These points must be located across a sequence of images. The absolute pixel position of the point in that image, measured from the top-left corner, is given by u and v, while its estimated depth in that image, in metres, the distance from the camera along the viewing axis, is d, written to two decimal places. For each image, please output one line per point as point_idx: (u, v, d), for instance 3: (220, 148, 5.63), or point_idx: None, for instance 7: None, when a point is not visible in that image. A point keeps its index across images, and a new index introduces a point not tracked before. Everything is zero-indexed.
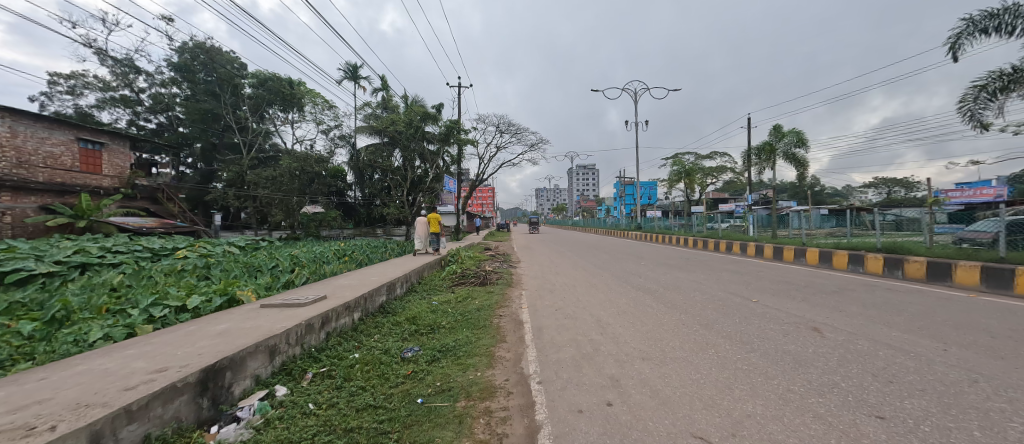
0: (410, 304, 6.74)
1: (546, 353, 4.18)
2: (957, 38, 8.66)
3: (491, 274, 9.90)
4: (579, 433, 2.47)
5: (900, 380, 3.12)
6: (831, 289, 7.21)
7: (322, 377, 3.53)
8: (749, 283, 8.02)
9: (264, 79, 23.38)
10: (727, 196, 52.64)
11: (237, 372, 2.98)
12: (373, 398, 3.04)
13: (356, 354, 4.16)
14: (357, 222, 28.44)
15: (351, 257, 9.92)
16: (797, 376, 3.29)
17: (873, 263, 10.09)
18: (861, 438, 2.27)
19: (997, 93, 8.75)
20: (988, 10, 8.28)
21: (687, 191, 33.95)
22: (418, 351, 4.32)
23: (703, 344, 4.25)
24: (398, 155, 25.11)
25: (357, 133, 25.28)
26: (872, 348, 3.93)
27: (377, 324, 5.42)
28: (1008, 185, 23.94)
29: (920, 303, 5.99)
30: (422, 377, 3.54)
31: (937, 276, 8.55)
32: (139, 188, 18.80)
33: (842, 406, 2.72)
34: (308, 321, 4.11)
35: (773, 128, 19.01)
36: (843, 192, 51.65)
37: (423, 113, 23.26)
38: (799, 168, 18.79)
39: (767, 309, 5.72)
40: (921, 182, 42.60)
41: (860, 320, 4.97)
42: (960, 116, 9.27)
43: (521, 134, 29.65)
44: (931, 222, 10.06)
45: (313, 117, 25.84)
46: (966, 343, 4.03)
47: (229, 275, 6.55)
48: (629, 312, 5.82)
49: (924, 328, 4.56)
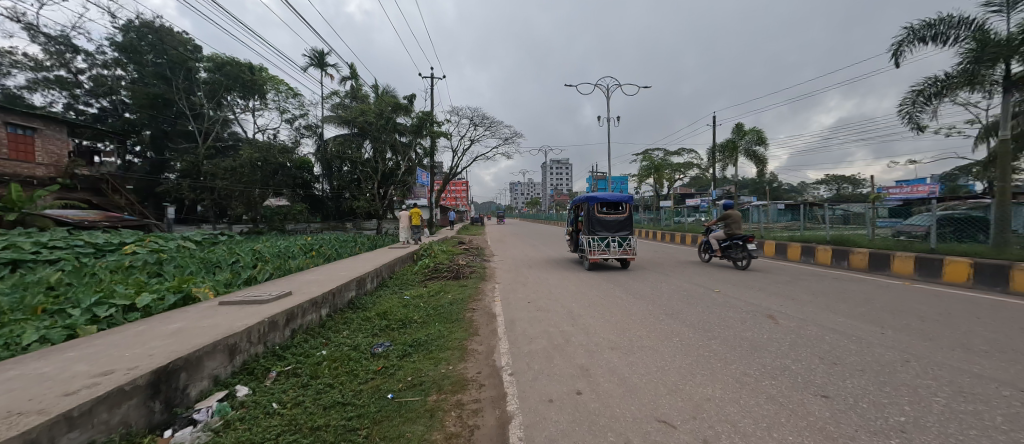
0: (381, 299, 6.63)
1: (518, 345, 4.21)
2: (901, 45, 9.35)
3: (464, 267, 9.83)
4: (550, 422, 2.51)
5: (843, 362, 3.38)
6: (786, 279, 7.68)
7: (287, 375, 3.40)
8: (712, 274, 8.41)
9: (222, 63, 22.31)
10: (694, 192, 54.86)
11: (194, 373, 2.83)
12: (341, 395, 2.97)
13: (323, 351, 4.03)
14: (325, 217, 27.15)
15: (319, 252, 9.63)
16: (753, 361, 3.49)
17: (823, 255, 10.81)
18: (807, 415, 2.46)
19: (932, 98, 9.54)
20: (926, 20, 8.99)
21: (656, 187, 35.06)
22: (389, 346, 4.25)
23: (668, 332, 4.44)
24: (368, 146, 24.60)
25: (324, 123, 24.23)
26: (820, 333, 4.22)
27: (346, 320, 5.28)
28: (939, 184, 26.62)
29: (864, 291, 6.46)
30: (393, 372, 3.49)
31: (877, 266, 9.28)
32: (80, 178, 17.24)
33: (792, 387, 2.91)
34: (271, 318, 3.95)
35: (736, 126, 19.93)
36: (798, 188, 55.10)
37: (393, 104, 23.22)
38: (759, 165, 19.84)
39: (727, 298, 6.04)
40: (865, 180, 46.38)
41: (809, 307, 5.34)
42: (900, 118, 10.07)
43: (495, 128, 29.65)
44: (874, 218, 10.67)
45: (276, 105, 24.97)
46: (901, 327, 4.39)
47: (184, 271, 6.17)
48: (600, 303, 5.98)
49: (866, 314, 4.95)
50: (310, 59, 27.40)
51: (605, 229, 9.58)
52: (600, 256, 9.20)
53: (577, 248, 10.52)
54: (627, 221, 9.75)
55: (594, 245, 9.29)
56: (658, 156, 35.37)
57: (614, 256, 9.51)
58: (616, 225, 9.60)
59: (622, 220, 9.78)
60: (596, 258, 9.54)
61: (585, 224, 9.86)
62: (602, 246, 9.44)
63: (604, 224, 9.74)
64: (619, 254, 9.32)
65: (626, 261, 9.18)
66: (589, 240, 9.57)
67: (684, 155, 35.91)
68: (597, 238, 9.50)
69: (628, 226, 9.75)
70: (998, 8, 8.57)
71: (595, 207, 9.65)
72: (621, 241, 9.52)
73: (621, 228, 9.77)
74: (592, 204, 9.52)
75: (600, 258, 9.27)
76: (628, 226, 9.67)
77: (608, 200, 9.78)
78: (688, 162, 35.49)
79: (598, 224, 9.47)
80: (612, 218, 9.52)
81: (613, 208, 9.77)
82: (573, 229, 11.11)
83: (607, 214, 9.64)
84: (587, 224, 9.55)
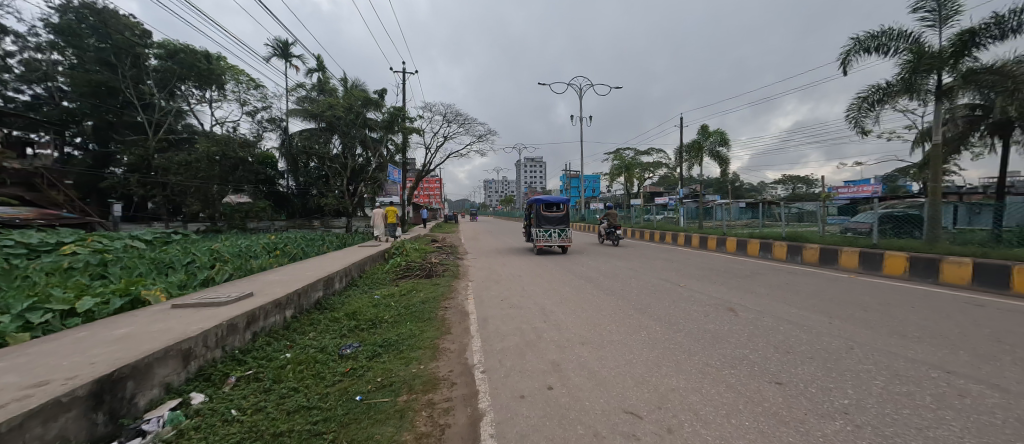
0: (350, 299, 6.45)
1: (490, 342, 4.22)
2: (848, 55, 10.02)
3: (437, 265, 9.70)
4: (521, 418, 2.53)
5: (795, 350, 3.61)
6: (746, 274, 8.10)
7: (248, 380, 3.25)
8: (679, 269, 8.74)
9: (174, 50, 20.89)
10: (663, 191, 56.75)
11: (142, 381, 2.64)
12: (306, 399, 2.87)
13: (287, 354, 3.88)
14: (290, 214, 26.03)
15: (283, 251, 9.25)
16: (714, 351, 3.67)
17: (779, 250, 11.46)
18: (762, 402, 2.61)
19: (875, 104, 10.29)
20: (871, 32, 9.66)
21: (626, 186, 36.00)
22: (358, 347, 4.15)
23: (636, 326, 4.59)
24: (336, 141, 23.84)
25: (289, 116, 23.19)
26: (775, 324, 4.49)
27: (313, 321, 5.11)
28: (882, 185, 28.94)
29: (815, 284, 6.92)
30: (362, 374, 3.41)
31: (828, 260, 9.94)
32: (8, 173, 15.62)
33: (749, 375, 3.08)
34: (230, 321, 3.76)
35: (701, 127, 20.73)
36: (758, 188, 58.12)
37: (363, 98, 22.60)
38: (722, 165, 20.76)
39: (692, 292, 6.30)
40: (817, 180, 49.57)
41: (766, 300, 5.66)
42: (848, 123, 10.79)
43: (469, 125, 29.45)
44: (825, 215, 11.45)
45: (235, 96, 23.70)
46: (847, 317, 4.73)
47: (133, 273, 5.75)
48: (571, 299, 6.09)
49: (816, 305, 5.31)
50: (273, 49, 26.15)
51: (549, 223, 12.61)
52: (545, 244, 12.29)
53: (529, 238, 13.62)
54: (564, 217, 12.90)
55: (541, 236, 12.37)
56: (629, 155, 36.33)
57: (556, 243, 12.66)
58: (556, 220, 12.70)
59: (562, 216, 12.95)
60: (542, 245, 12.66)
61: (534, 220, 12.88)
62: (546, 237, 12.53)
63: (548, 220, 12.82)
64: (558, 242, 12.48)
65: (563, 247, 12.32)
66: (536, 232, 12.64)
67: (654, 154, 36.97)
68: (542, 230, 12.63)
69: (566, 221, 12.90)
70: (931, 23, 9.37)
71: (542, 207, 12.61)
72: (560, 233, 12.68)
73: (561, 222, 12.90)
74: (537, 204, 12.50)
75: (544, 246, 12.33)
76: (564, 220, 12.88)
77: (551, 201, 12.85)
78: (657, 162, 36.66)
79: (543, 220, 12.50)
80: (554, 215, 12.57)
81: (555, 207, 12.78)
82: (527, 223, 14.12)
83: (550, 212, 12.70)
84: (535, 220, 12.56)
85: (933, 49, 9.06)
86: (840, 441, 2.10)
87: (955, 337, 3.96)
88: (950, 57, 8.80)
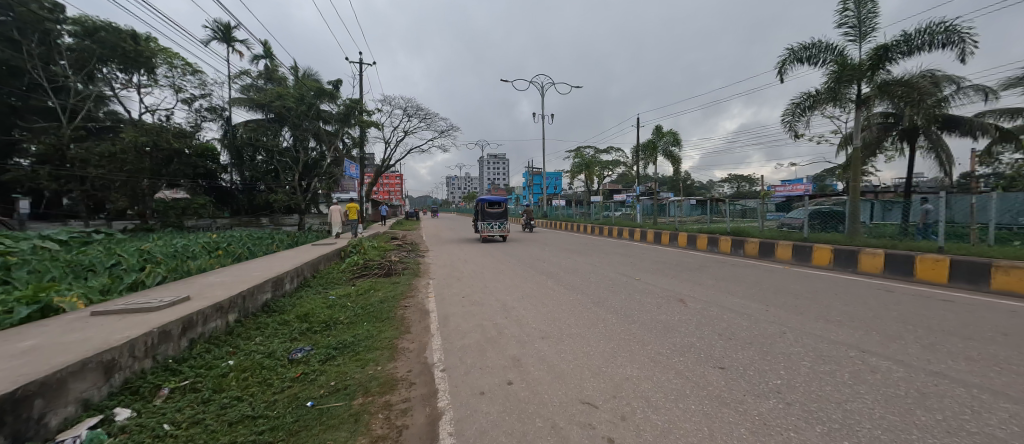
0: (302, 300, 6.11)
1: (451, 340, 4.18)
2: (784, 64, 10.91)
3: (396, 264, 9.46)
4: (480, 414, 2.53)
5: (736, 337, 3.90)
6: (696, 267, 8.60)
7: (183, 392, 2.99)
8: (635, 263, 9.12)
9: (93, 28, 18.73)
10: (621, 188, 58.89)
11: (52, 400, 2.34)
12: (251, 408, 2.70)
13: (230, 361, 3.62)
14: (235, 211, 24.16)
15: (226, 251, 8.60)
16: (665, 340, 3.87)
17: (724, 244, 12.25)
18: (707, 386, 2.79)
19: (806, 110, 11.29)
20: (804, 44, 10.57)
21: (587, 183, 36.93)
22: (309, 350, 3.96)
23: (594, 319, 4.73)
24: (287, 134, 22.67)
25: (232, 106, 21.50)
26: (719, 313, 4.81)
27: (259, 325, 4.80)
28: (813, 184, 31.84)
29: (754, 275, 7.49)
30: (314, 379, 3.25)
31: (766, 252, 10.77)
32: None
33: (696, 361, 3.28)
34: (162, 328, 3.43)
35: (656, 128, 21.70)
36: (707, 186, 61.88)
37: (316, 89, 21.54)
38: (675, 164, 21.88)
39: (646, 285, 6.60)
40: (758, 179, 53.61)
41: (712, 290, 6.06)
42: (784, 126, 11.74)
43: (430, 119, 28.89)
44: (764, 212, 12.44)
45: (169, 82, 21.63)
46: (781, 304, 5.18)
47: (42, 278, 5.08)
48: (532, 295, 6.19)
49: (755, 294, 5.76)
50: (212, 32, 24.08)
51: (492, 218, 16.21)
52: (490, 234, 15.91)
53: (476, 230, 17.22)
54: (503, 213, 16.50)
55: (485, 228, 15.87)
56: (589, 153, 37.33)
57: (497, 233, 16.31)
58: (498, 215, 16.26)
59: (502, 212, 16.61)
60: (487, 236, 16.29)
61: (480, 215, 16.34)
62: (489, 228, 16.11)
63: (491, 215, 16.43)
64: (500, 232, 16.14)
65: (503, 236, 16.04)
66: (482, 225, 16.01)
67: (613, 153, 38.13)
68: (486, 224, 16.24)
69: (505, 215, 16.65)
70: (853, 38, 10.40)
71: (486, 206, 16.21)
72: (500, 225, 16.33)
73: (501, 217, 16.49)
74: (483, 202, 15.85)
75: (489, 236, 15.86)
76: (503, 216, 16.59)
77: (493, 201, 16.40)
78: (616, 160, 37.91)
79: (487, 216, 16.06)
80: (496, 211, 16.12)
81: (496, 206, 16.37)
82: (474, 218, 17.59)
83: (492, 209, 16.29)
84: (481, 216, 16.05)
85: (855, 61, 10.08)
86: (773, 419, 2.28)
87: (869, 319, 4.46)
88: (868, 69, 9.85)
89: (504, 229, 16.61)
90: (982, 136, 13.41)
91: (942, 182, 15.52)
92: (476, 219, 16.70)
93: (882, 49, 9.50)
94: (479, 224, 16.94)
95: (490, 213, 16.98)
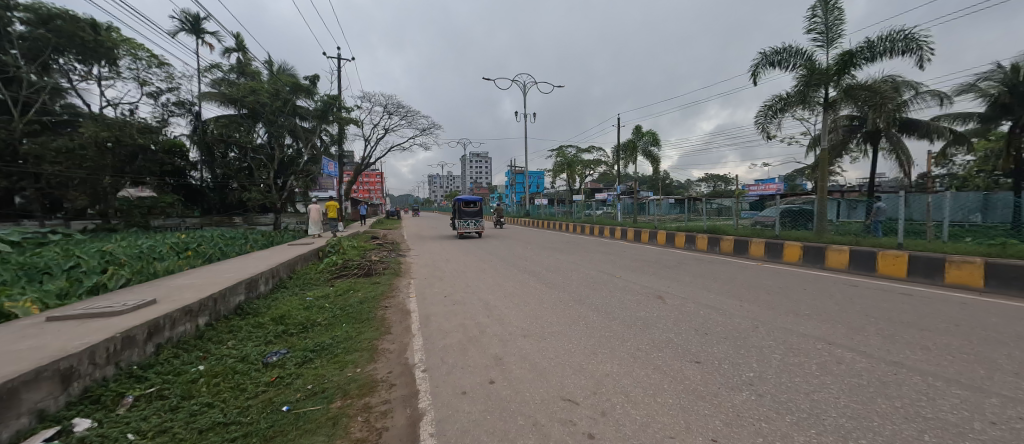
0: (278, 302, 5.94)
1: (432, 340, 4.14)
2: (757, 68, 11.27)
3: (377, 263, 9.30)
4: (462, 414, 2.53)
5: (712, 332, 4.01)
6: (674, 264, 8.81)
7: (150, 400, 2.86)
8: (616, 261, 9.26)
9: (47, 15, 17.59)
10: (602, 187, 59.68)
11: (3, 412, 2.19)
12: (223, 415, 2.60)
13: (201, 366, 3.48)
14: (206, 211, 23.00)
15: (196, 252, 8.26)
16: (645, 337, 3.95)
17: (700, 241, 12.60)
18: (684, 380, 2.86)
19: (777, 112, 11.71)
20: (775, 48, 10.94)
21: (569, 182, 37.23)
22: (286, 354, 3.85)
23: (575, 317, 4.78)
24: (261, 130, 21.95)
25: (202, 100, 20.63)
26: (696, 308, 4.95)
27: (233, 328, 4.63)
28: (784, 184, 33.11)
29: (729, 272, 7.73)
30: (290, 382, 3.16)
31: (740, 249, 11.12)
32: None
33: (673, 356, 3.37)
34: (126, 334, 3.26)
35: (636, 128, 22.08)
36: (685, 185, 63.43)
37: (292, 84, 21.01)
38: (654, 163, 22.33)
39: (627, 283, 6.72)
40: (734, 179, 55.33)
41: (690, 287, 6.22)
42: (757, 128, 12.14)
43: (411, 117, 28.52)
44: (739, 210, 12.84)
45: (133, 75, 20.56)
46: (754, 300, 5.36)
47: None
48: (514, 293, 6.20)
49: (730, 290, 5.94)
50: (180, 23, 23.02)
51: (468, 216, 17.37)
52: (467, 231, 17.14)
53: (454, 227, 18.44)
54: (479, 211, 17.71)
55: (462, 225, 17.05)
56: (571, 152, 37.65)
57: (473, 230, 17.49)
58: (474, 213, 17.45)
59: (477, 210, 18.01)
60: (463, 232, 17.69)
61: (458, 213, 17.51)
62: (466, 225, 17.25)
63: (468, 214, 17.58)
64: (475, 229, 17.58)
65: (479, 232, 17.33)
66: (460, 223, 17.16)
67: (594, 152, 38.58)
68: (463, 221, 17.36)
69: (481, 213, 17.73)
70: (821, 44, 10.84)
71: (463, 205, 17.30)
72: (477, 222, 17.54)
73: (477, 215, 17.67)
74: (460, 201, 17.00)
75: (466, 232, 16.96)
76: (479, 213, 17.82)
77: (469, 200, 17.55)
78: (597, 159, 38.38)
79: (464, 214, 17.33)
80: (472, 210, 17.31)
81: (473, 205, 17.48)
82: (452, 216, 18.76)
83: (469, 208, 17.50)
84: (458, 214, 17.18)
85: (822, 66, 10.52)
86: (746, 411, 2.36)
87: (835, 313, 4.68)
88: (834, 74, 10.30)
89: (481, 226, 17.73)
90: (936, 138, 14.26)
91: (901, 182, 16.40)
92: (454, 217, 18.30)
93: (848, 55, 9.96)
94: (456, 222, 18.54)
95: (467, 211, 18.16)
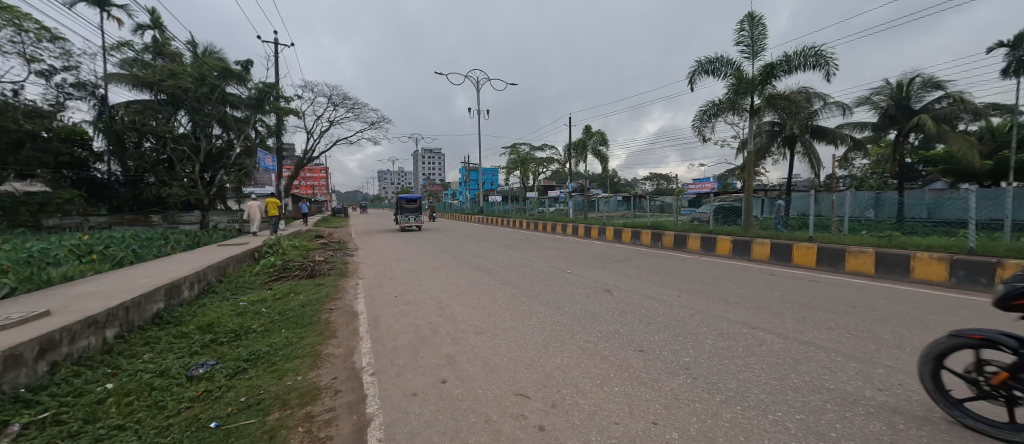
0: (206, 309, 5.41)
1: (381, 342, 4.00)
2: (693, 75, 12.14)
3: (321, 264, 8.80)
4: (412, 416, 2.47)
5: (654, 321, 4.28)
6: (622, 259, 9.26)
7: (42, 426, 2.47)
8: (567, 257, 9.54)
9: None
10: (555, 185, 61.14)
11: None
12: (138, 437, 2.33)
13: (109, 384, 3.07)
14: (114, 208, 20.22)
15: (103, 255, 7.25)
16: (593, 329, 4.12)
17: (645, 237, 13.35)
18: (628, 369, 3.01)
19: (711, 117, 12.70)
20: (710, 58, 11.83)
21: (523, 180, 37.64)
22: (215, 365, 3.53)
23: (528, 312, 4.86)
24: (184, 118, 19.73)
25: (109, 82, 18.09)
26: (640, 300, 5.25)
27: (150, 339, 4.14)
28: (718, 184, 36.12)
29: (670, 265, 8.27)
30: (220, 396, 2.90)
31: (679, 244, 11.96)
32: None
33: (619, 346, 3.54)
34: (9, 352, 2.78)
35: (586, 127, 22.82)
36: (632, 183, 66.77)
37: (222, 69, 19.21)
38: (603, 162, 23.27)
39: (577, 277, 6.95)
40: (675, 178, 59.18)
41: (636, 280, 6.58)
42: (694, 131, 13.10)
43: (359, 109, 27.20)
44: (679, 206, 13.75)
45: (15, 48, 17.48)
46: (691, 290, 5.78)
47: None
48: (467, 291, 6.18)
49: (670, 282, 6.37)
50: None
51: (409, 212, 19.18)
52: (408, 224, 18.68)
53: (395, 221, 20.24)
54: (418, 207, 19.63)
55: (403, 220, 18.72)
56: (525, 150, 38.06)
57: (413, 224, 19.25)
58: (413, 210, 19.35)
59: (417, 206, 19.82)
60: (405, 226, 19.42)
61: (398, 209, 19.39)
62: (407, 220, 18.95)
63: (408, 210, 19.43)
64: (416, 222, 19.25)
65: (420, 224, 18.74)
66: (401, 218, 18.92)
67: (547, 151, 39.36)
68: (404, 216, 18.85)
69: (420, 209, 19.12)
70: (748, 55, 11.91)
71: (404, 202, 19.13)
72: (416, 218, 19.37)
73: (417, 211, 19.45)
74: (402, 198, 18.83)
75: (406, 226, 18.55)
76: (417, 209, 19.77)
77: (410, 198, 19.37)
78: (550, 157, 39.16)
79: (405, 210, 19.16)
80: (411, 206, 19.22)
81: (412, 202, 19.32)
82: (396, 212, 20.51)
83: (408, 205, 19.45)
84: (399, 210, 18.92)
85: (748, 76, 11.59)
86: (684, 395, 2.53)
87: (759, 299, 5.20)
88: (758, 83, 11.39)
89: (420, 220, 19.37)
90: (839, 144, 16.32)
91: (812, 182, 18.54)
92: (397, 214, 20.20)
93: (769, 66, 11.07)
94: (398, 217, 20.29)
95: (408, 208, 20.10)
